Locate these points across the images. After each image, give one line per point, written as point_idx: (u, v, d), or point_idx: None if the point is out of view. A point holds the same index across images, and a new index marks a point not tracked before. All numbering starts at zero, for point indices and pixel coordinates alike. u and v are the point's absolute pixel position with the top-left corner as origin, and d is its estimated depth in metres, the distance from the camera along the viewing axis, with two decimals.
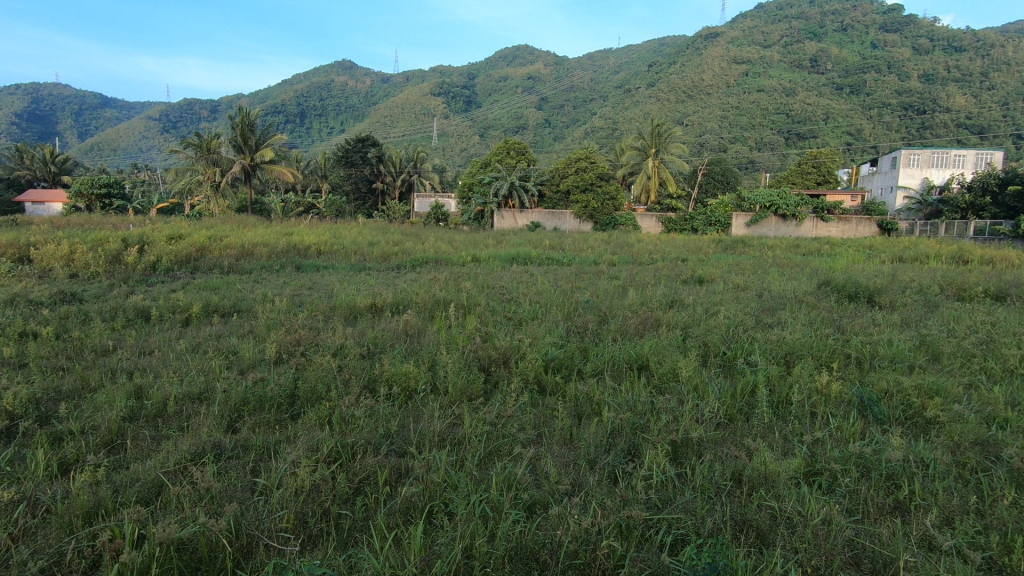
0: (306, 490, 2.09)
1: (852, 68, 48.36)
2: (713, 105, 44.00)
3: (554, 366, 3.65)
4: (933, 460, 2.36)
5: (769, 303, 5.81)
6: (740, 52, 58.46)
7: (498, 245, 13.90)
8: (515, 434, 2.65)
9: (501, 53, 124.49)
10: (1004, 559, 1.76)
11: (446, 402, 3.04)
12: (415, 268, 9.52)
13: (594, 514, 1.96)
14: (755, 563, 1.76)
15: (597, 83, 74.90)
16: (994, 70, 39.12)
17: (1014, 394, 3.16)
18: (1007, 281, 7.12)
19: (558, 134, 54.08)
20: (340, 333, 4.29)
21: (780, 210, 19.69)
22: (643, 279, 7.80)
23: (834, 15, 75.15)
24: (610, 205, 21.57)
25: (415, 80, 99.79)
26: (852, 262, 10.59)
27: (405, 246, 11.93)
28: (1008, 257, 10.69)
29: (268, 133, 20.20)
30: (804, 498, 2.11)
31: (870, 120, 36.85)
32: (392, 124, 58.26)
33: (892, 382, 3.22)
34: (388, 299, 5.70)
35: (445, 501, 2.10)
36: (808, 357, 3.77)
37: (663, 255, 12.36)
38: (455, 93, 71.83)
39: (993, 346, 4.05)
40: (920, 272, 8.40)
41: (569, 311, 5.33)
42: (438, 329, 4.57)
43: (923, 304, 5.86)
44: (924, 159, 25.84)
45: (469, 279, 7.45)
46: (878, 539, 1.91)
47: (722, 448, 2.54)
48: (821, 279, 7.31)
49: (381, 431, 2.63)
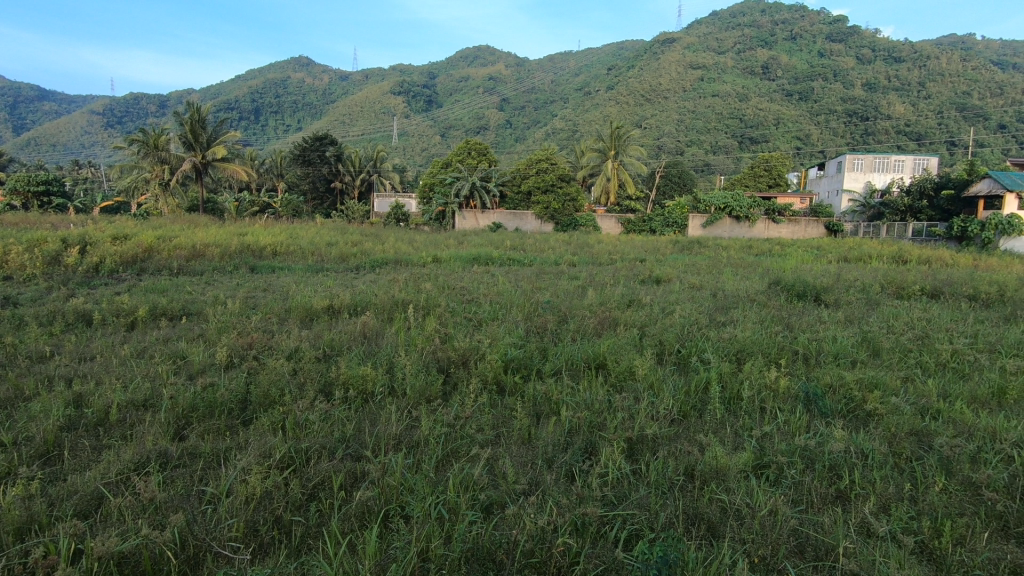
0: (257, 498, 2.04)
1: (800, 76, 50.38)
2: (670, 110, 45.10)
3: (513, 366, 3.66)
4: (871, 450, 2.49)
5: (723, 301, 5.98)
6: (696, 58, 60.16)
7: (459, 246, 13.84)
8: (473, 435, 2.65)
9: (462, 53, 124.15)
10: (938, 544, 1.85)
11: (404, 404, 3.02)
12: (374, 268, 9.45)
13: (549, 511, 1.99)
14: (705, 554, 1.81)
15: (558, 85, 75.70)
16: (929, 81, 41.49)
17: (946, 386, 3.37)
18: (941, 279, 7.54)
19: (518, 134, 54.40)
20: (295, 336, 4.19)
21: (734, 212, 20.33)
22: (601, 279, 7.93)
23: (784, 24, 78.40)
24: (571, 205, 21.89)
25: (375, 79, 98.58)
26: (801, 262, 11.04)
27: (364, 247, 11.79)
28: (941, 257, 11.38)
29: (220, 130, 19.59)
30: (752, 491, 2.18)
31: (818, 125, 38.47)
32: (350, 123, 57.13)
33: (835, 377, 3.38)
34: (346, 301, 5.60)
35: (402, 504, 2.08)
36: (757, 355, 3.90)
37: (622, 255, 12.60)
38: (415, 92, 71.28)
39: (928, 341, 4.30)
40: (863, 271, 8.79)
41: (529, 311, 5.37)
42: (397, 330, 4.54)
43: (865, 303, 6.15)
44: (867, 164, 27.04)
45: (429, 279, 7.44)
46: (819, 527, 1.99)
47: (676, 444, 2.61)
48: (771, 278, 7.56)
49: (337, 435, 2.59)
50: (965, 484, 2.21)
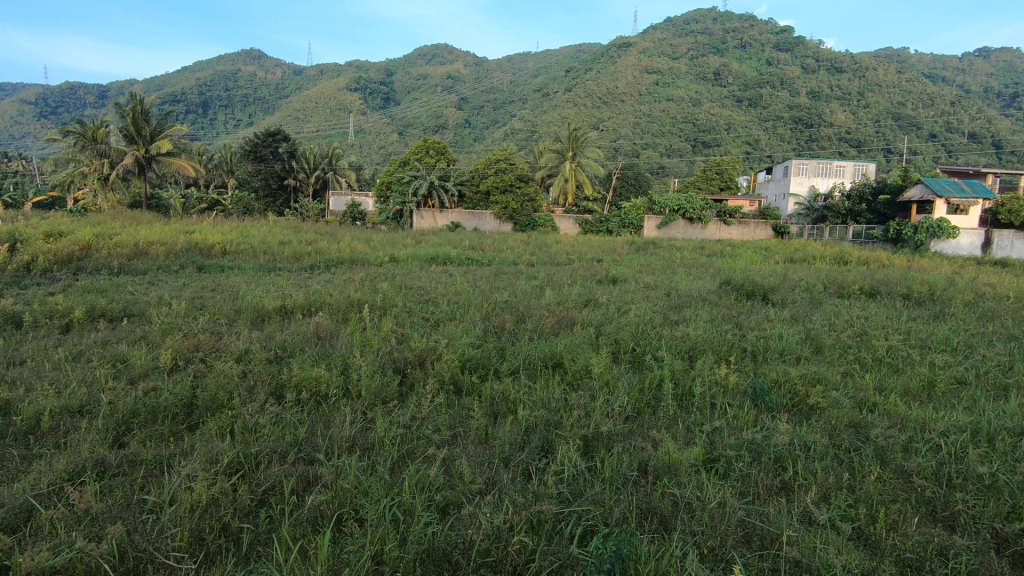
0: (203, 505, 1.96)
1: (750, 83, 52.19)
2: (627, 113, 45.94)
3: (470, 366, 3.65)
4: (813, 443, 2.60)
5: (676, 301, 6.14)
6: (651, 62, 61.50)
7: (417, 245, 13.70)
8: (429, 435, 2.63)
9: (420, 51, 123.02)
10: (873, 530, 1.95)
11: (360, 405, 2.97)
12: (329, 268, 9.23)
13: (506, 510, 2.00)
14: (658, 547, 1.86)
15: (516, 86, 75.98)
16: (868, 91, 43.73)
17: (882, 380, 3.56)
18: (878, 279, 7.95)
19: (477, 134, 54.29)
20: (245, 337, 4.05)
21: (687, 213, 20.95)
22: (559, 279, 7.98)
23: (734, 32, 81.10)
24: (530, 206, 22.00)
25: (331, 74, 96.47)
26: (751, 262, 11.45)
27: (319, 246, 11.50)
28: (879, 258, 12.02)
29: (165, 123, 18.66)
30: (703, 484, 2.25)
31: (766, 131, 39.96)
32: (305, 118, 55.71)
33: (781, 373, 3.52)
34: (300, 301, 5.46)
35: (355, 507, 2.05)
36: (709, 352, 4.01)
37: (580, 255, 12.73)
38: (371, 89, 70.15)
39: (866, 338, 4.53)
40: (807, 272, 9.19)
41: (486, 311, 5.36)
42: (352, 330, 4.44)
43: (810, 301, 6.42)
44: (811, 169, 28.22)
45: (386, 279, 7.32)
46: (765, 517, 2.06)
47: (630, 441, 2.66)
48: (722, 278, 7.79)
49: (289, 438, 2.52)
50: (900, 472, 2.33)
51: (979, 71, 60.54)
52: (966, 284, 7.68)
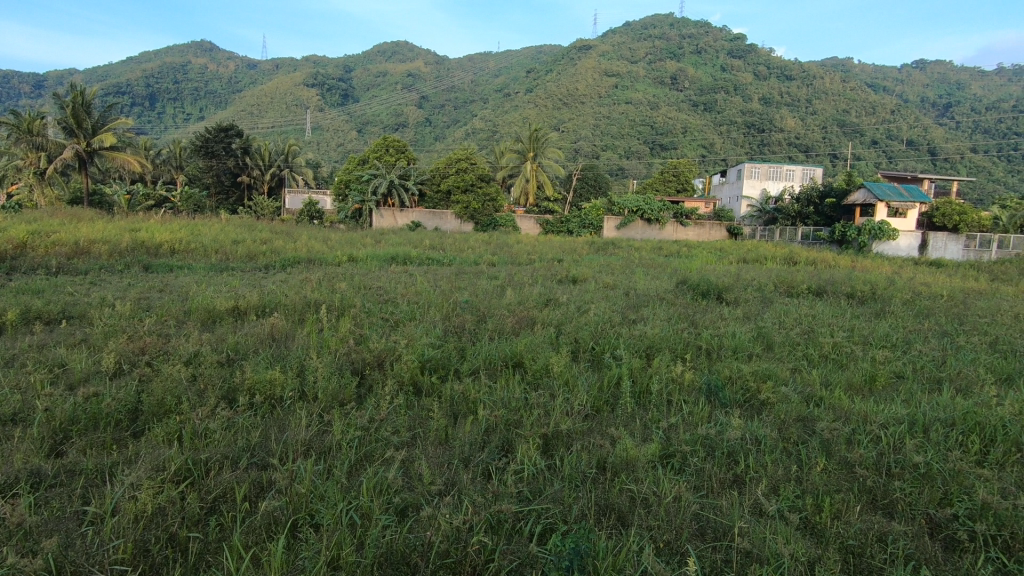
0: (149, 515, 1.87)
1: (705, 88, 53.58)
2: (587, 114, 46.49)
3: (430, 367, 3.62)
4: (764, 436, 2.69)
5: (635, 300, 6.25)
6: (611, 65, 62.44)
7: (377, 245, 13.48)
8: (388, 437, 2.59)
9: (380, 48, 121.23)
10: (818, 519, 2.03)
11: (316, 407, 2.91)
12: (284, 268, 8.99)
13: (465, 511, 1.99)
14: (615, 543, 1.89)
15: (477, 86, 75.80)
16: (816, 98, 45.61)
17: (828, 374, 3.72)
18: (825, 279, 8.29)
19: (438, 133, 53.90)
20: (195, 339, 3.90)
21: (646, 214, 21.39)
22: (520, 279, 7.99)
23: (690, 38, 83.22)
24: (491, 205, 22.02)
25: (286, 69, 93.89)
26: (706, 263, 11.77)
27: (274, 245, 11.19)
28: (825, 259, 12.56)
29: (108, 116, 17.87)
30: (658, 479, 2.30)
31: (720, 136, 41.16)
32: (259, 114, 54.05)
33: (733, 370, 3.63)
34: (253, 302, 5.30)
35: (311, 512, 2.00)
36: (665, 350, 4.10)
37: (540, 256, 12.77)
38: (329, 86, 68.71)
39: (813, 334, 4.72)
40: (758, 272, 9.50)
41: (447, 311, 5.33)
42: (309, 332, 4.34)
43: (761, 301, 6.64)
44: (763, 173, 29.23)
45: (344, 279, 7.18)
46: (718, 510, 2.12)
47: (589, 438, 2.69)
48: (678, 278, 7.97)
49: (241, 444, 2.44)
50: (843, 463, 2.44)
51: (916, 81, 63.92)
52: (904, 284, 8.08)
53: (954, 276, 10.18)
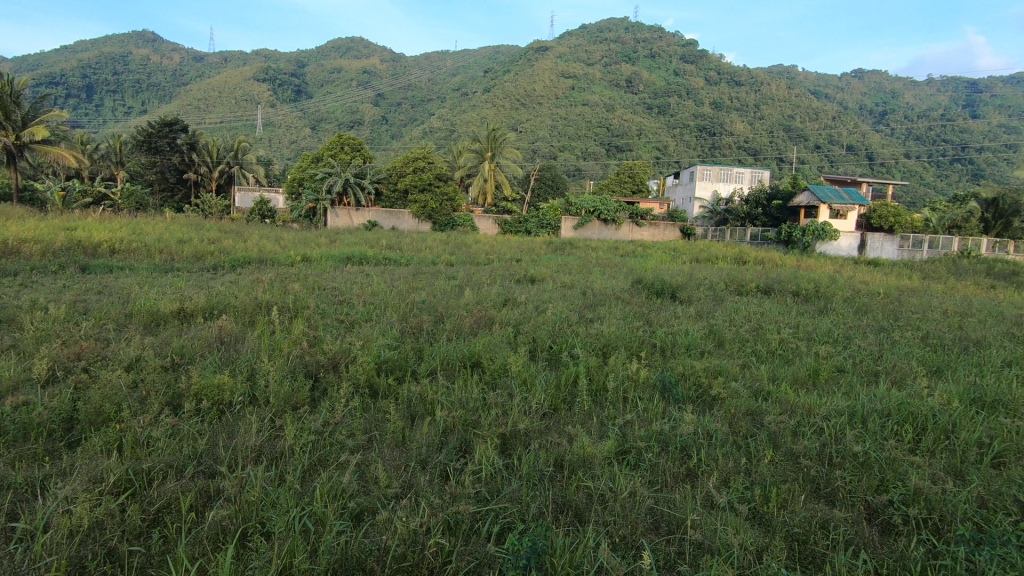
0: (86, 529, 1.78)
1: (658, 92, 54.82)
2: (544, 115, 46.83)
3: (387, 368, 3.57)
4: (715, 431, 2.77)
5: (591, 299, 6.34)
6: (568, 67, 63.16)
7: (332, 245, 13.17)
8: (343, 441, 2.54)
9: (335, 44, 119.01)
10: (767, 510, 2.11)
11: (267, 412, 2.82)
12: (234, 268, 8.69)
13: (422, 512, 1.97)
14: (571, 539, 1.90)
15: (434, 84, 75.21)
16: (763, 103, 47.40)
17: (775, 369, 3.86)
18: (773, 278, 8.62)
19: (395, 131, 53.22)
20: (136, 343, 3.71)
21: (602, 215, 21.71)
22: (478, 279, 7.97)
23: (644, 42, 85.14)
24: (449, 205, 21.90)
25: (235, 62, 90.71)
26: (660, 262, 12.06)
27: (222, 245, 10.80)
28: (773, 258, 13.05)
29: (40, 108, 16.80)
30: (614, 474, 2.33)
31: (673, 138, 42.23)
32: (207, 108, 51.99)
33: (687, 366, 3.73)
34: (200, 304, 5.08)
35: (262, 520, 1.93)
36: (621, 348, 4.17)
37: (498, 256, 12.78)
38: (281, 81, 66.79)
39: (762, 331, 4.90)
40: (709, 271, 9.78)
41: (404, 311, 5.27)
42: (260, 333, 4.20)
43: (712, 299, 6.85)
44: (714, 175, 30.11)
45: (298, 280, 7.01)
46: (672, 503, 2.17)
47: (546, 436, 2.71)
48: (633, 278, 8.12)
49: (187, 451, 2.35)
50: (789, 455, 2.54)
51: (855, 89, 67.34)
52: (845, 282, 8.49)
53: (890, 275, 10.76)
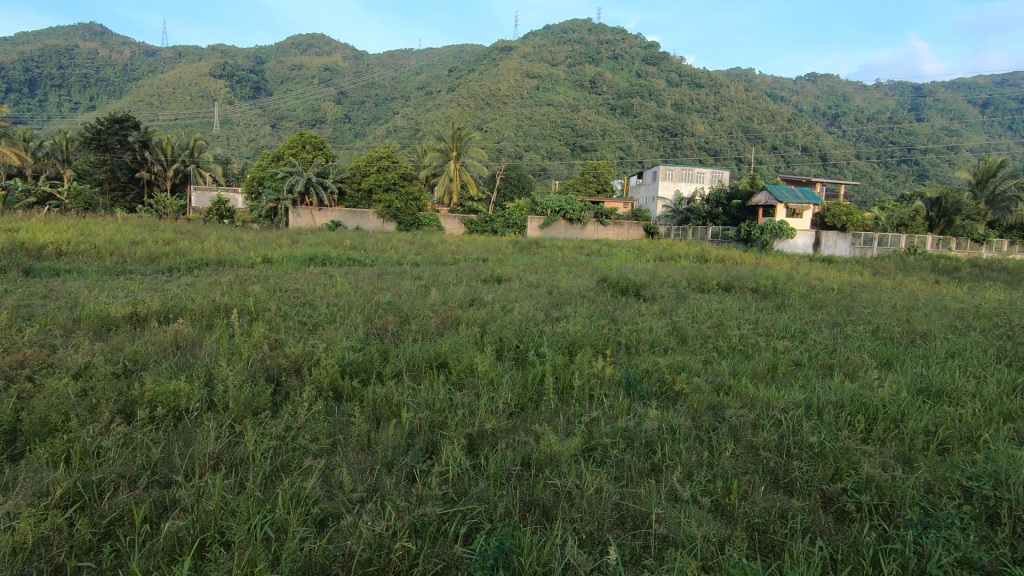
0: (31, 546, 1.69)
1: (621, 93, 55.61)
2: (509, 115, 46.89)
3: (351, 370, 3.50)
4: (679, 425, 2.82)
5: (558, 298, 6.38)
6: (533, 67, 63.45)
7: (294, 246, 12.88)
8: (306, 446, 2.48)
9: (295, 40, 116.39)
10: (728, 501, 2.16)
11: (227, 419, 2.73)
12: (192, 270, 8.41)
13: (387, 516, 1.94)
14: (538, 538, 1.90)
15: (398, 82, 74.32)
16: (722, 105, 48.61)
17: (735, 365, 3.96)
18: (733, 275, 8.85)
19: (358, 130, 52.44)
20: (85, 349, 3.55)
21: (567, 214, 21.88)
22: (444, 279, 7.92)
23: (608, 43, 86.18)
24: (414, 205, 21.71)
25: (189, 57, 87.63)
26: (625, 261, 12.23)
27: (178, 246, 10.43)
28: (732, 256, 13.41)
29: None
30: (581, 472, 2.34)
31: (636, 138, 42.90)
32: (160, 105, 50.11)
33: (650, 363, 3.79)
34: (154, 308, 4.89)
35: (220, 530, 1.87)
36: (586, 346, 4.21)
37: (465, 255, 12.72)
38: (238, 77, 64.91)
39: (724, 328, 5.02)
40: (673, 269, 9.97)
41: (368, 313, 5.19)
42: (219, 337, 4.08)
43: (675, 296, 6.99)
44: (676, 175, 30.72)
45: (258, 281, 6.82)
46: (637, 498, 2.20)
47: (513, 435, 2.71)
48: (599, 276, 8.22)
49: (140, 461, 2.25)
50: (750, 447, 2.60)
51: (809, 92, 69.70)
52: (802, 279, 8.77)
53: (843, 272, 11.18)
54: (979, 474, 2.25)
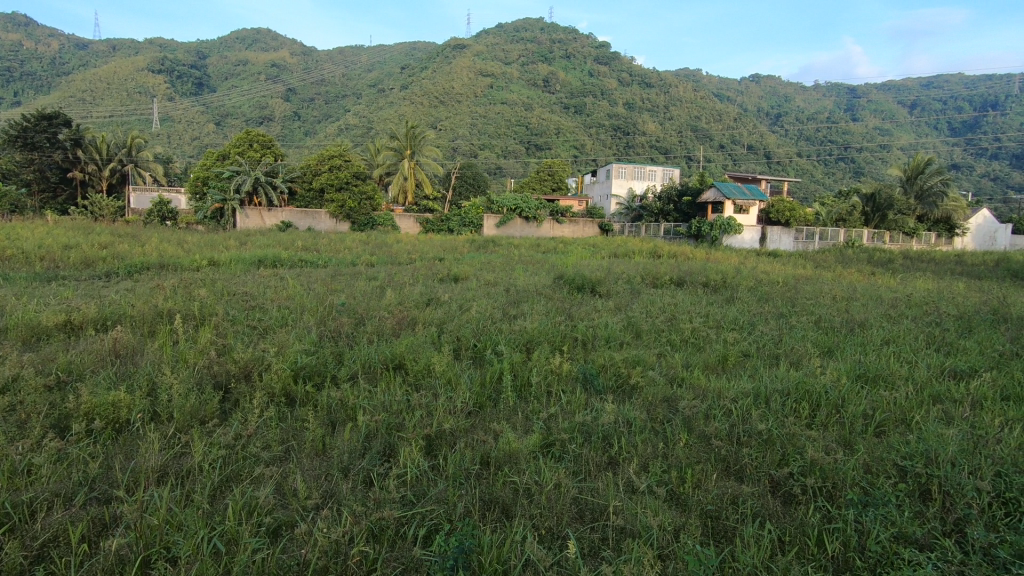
0: None
1: (575, 92, 56.29)
2: (463, 113, 46.68)
3: (304, 374, 3.41)
4: (634, 418, 2.87)
5: (515, 296, 6.38)
6: (486, 66, 63.47)
7: (242, 247, 12.45)
8: (257, 453, 2.41)
9: (240, 35, 112.63)
10: (683, 490, 2.22)
11: (170, 430, 2.60)
12: (132, 274, 8.01)
13: (344, 522, 1.90)
14: (498, 535, 1.90)
15: (349, 80, 72.75)
16: (671, 105, 49.87)
17: (688, 357, 4.07)
18: (685, 270, 9.08)
19: (308, 128, 51.14)
20: (11, 361, 3.31)
21: (524, 213, 21.97)
22: (400, 279, 7.81)
23: (560, 42, 86.92)
24: (368, 205, 21.31)
25: (124, 51, 83.33)
26: (580, 258, 12.36)
27: (116, 249, 9.90)
28: (684, 252, 13.77)
29: None
30: (539, 468, 2.35)
31: (590, 137, 43.51)
32: (92, 101, 47.37)
33: (606, 358, 3.85)
34: (90, 315, 4.62)
35: (167, 545, 1.78)
36: (543, 343, 4.24)
37: (421, 255, 12.55)
38: (178, 72, 61.98)
39: (677, 321, 5.14)
40: (627, 265, 10.16)
41: (322, 315, 5.06)
42: (162, 345, 3.88)
43: (630, 292, 7.12)
44: (629, 173, 31.31)
45: (204, 285, 6.55)
46: (595, 491, 2.22)
47: (472, 435, 2.69)
48: (555, 274, 8.29)
49: (77, 477, 2.12)
50: (702, 437, 2.67)
51: (753, 92, 72.33)
52: (749, 273, 9.10)
53: (787, 265, 11.62)
54: (912, 453, 2.38)
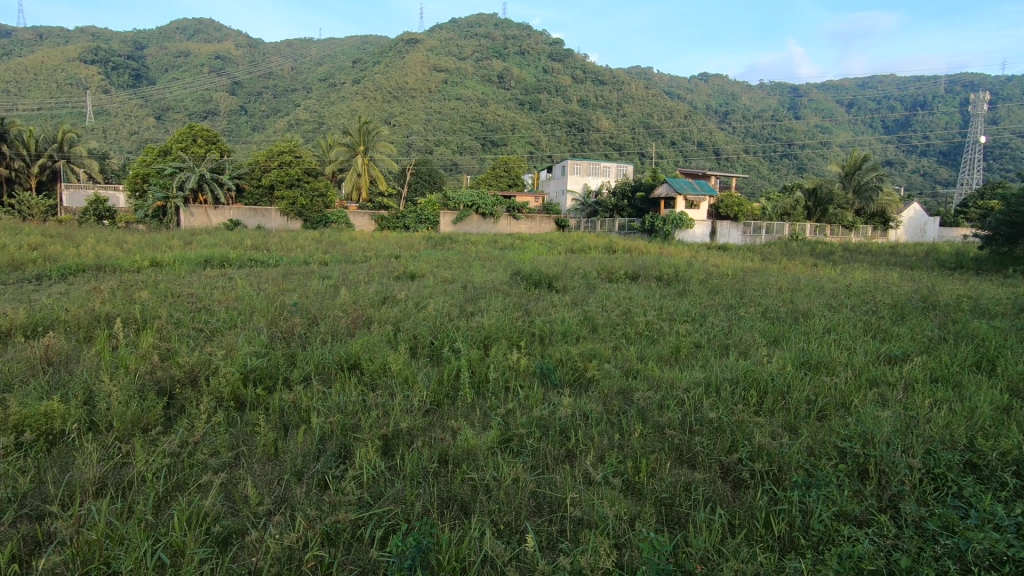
0: None
1: (529, 89, 56.41)
2: (417, 108, 46.12)
3: (254, 378, 3.29)
4: (591, 411, 2.91)
5: (472, 293, 6.35)
6: (440, 61, 62.85)
7: (186, 247, 11.94)
8: (205, 461, 2.31)
9: (180, 26, 107.74)
10: (638, 479, 2.26)
11: (109, 439, 2.47)
12: (67, 277, 7.56)
13: (297, 526, 1.85)
14: (456, 533, 1.89)
15: (298, 73, 70.69)
16: (623, 102, 50.69)
17: (642, 349, 4.16)
18: (640, 264, 9.25)
19: (256, 123, 49.44)
20: None
21: (480, 209, 21.95)
22: (354, 278, 7.64)
23: (514, 39, 87.01)
24: (321, 202, 20.70)
25: (53, 40, 78.45)
26: (537, 254, 12.40)
27: (48, 251, 9.31)
28: (638, 247, 14.03)
29: None
30: (498, 463, 2.35)
31: (545, 134, 43.75)
32: (18, 93, 44.36)
33: (563, 352, 3.88)
34: (19, 321, 4.33)
35: (106, 560, 1.69)
36: (501, 340, 4.23)
37: (376, 253, 12.33)
38: (114, 63, 58.76)
39: (632, 315, 5.23)
40: (584, 260, 10.26)
41: (273, 316, 4.91)
42: (100, 350, 3.68)
43: (586, 287, 7.20)
44: (583, 169, 31.68)
45: (145, 287, 6.24)
46: (553, 484, 2.24)
47: (430, 433, 2.66)
48: (512, 270, 8.29)
49: (5, 494, 1.99)
50: (656, 426, 2.73)
51: (702, 91, 74.32)
52: (700, 266, 9.34)
53: (736, 258, 12.00)
54: (851, 435, 2.50)
